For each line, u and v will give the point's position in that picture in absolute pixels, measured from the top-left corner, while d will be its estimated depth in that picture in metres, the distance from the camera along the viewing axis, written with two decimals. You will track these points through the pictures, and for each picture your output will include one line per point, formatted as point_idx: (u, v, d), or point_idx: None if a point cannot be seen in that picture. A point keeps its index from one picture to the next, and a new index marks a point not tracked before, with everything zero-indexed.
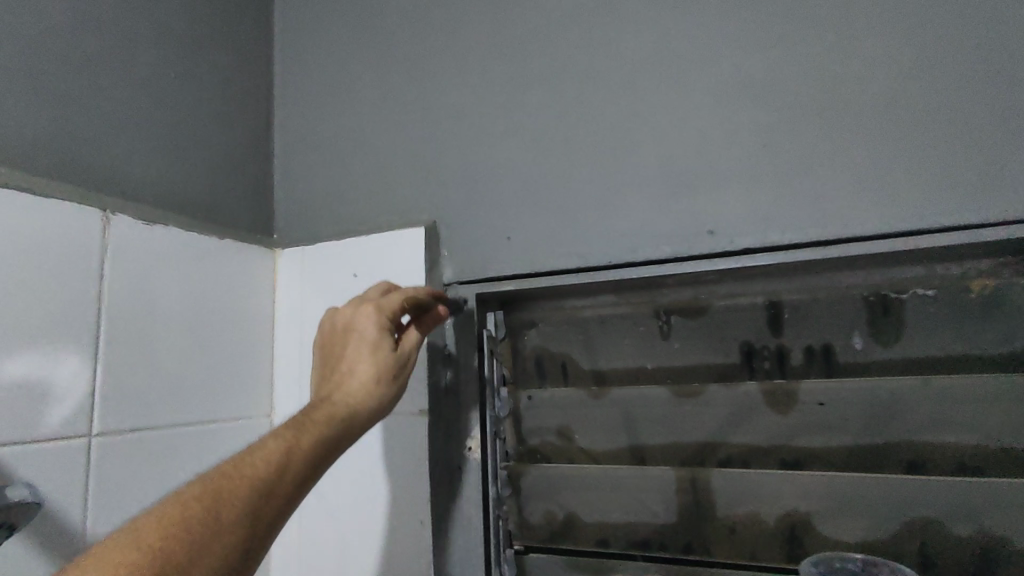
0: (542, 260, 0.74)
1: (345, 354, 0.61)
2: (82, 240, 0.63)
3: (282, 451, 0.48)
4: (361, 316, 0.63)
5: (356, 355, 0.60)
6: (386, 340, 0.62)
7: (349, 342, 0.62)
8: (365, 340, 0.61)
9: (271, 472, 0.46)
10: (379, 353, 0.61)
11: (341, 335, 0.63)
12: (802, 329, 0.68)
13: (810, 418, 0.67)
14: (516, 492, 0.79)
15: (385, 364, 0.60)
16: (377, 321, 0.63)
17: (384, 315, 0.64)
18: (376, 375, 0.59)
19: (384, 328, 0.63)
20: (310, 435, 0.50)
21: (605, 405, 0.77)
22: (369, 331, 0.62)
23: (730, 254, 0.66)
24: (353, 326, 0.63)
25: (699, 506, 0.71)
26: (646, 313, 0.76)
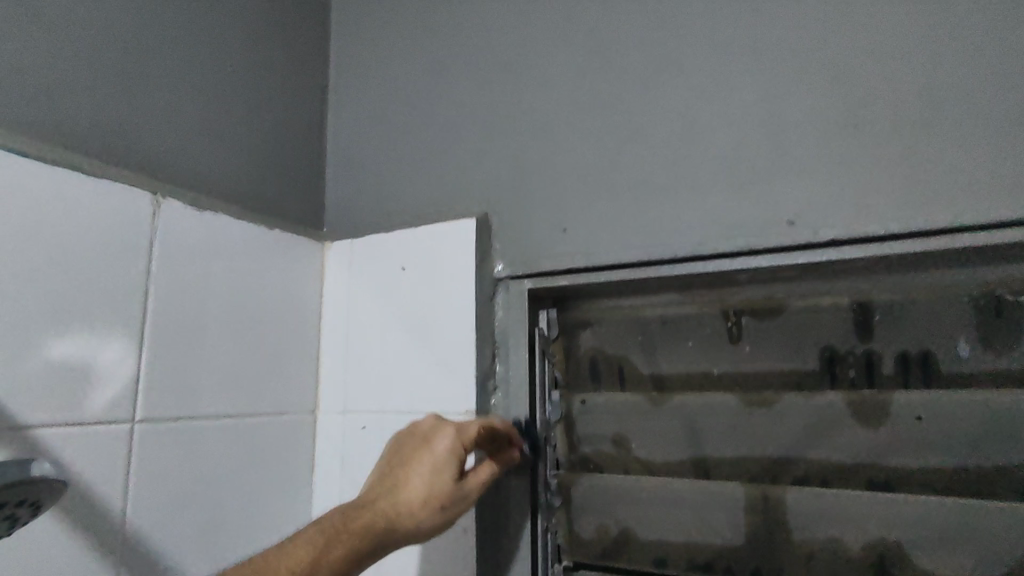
0: (601, 254, 0.69)
1: (404, 464, 0.59)
2: (131, 221, 0.63)
3: (316, 545, 0.49)
4: (434, 430, 0.61)
5: (414, 468, 0.58)
6: (451, 464, 0.58)
7: (412, 457, 0.59)
8: (427, 456, 0.58)
9: (305, 566, 0.48)
10: (437, 471, 0.58)
11: (415, 438, 0.61)
12: (895, 333, 0.61)
13: (903, 434, 0.59)
14: (566, 503, 0.73)
15: (440, 485, 0.57)
16: (450, 438, 0.59)
17: (455, 428, 0.60)
18: (424, 497, 0.56)
19: (452, 440, 0.59)
20: (337, 547, 0.50)
21: (666, 412, 0.70)
22: (437, 444, 0.59)
23: (813, 247, 0.60)
24: (429, 441, 0.60)
25: (772, 528, 0.64)
26: (714, 313, 0.70)
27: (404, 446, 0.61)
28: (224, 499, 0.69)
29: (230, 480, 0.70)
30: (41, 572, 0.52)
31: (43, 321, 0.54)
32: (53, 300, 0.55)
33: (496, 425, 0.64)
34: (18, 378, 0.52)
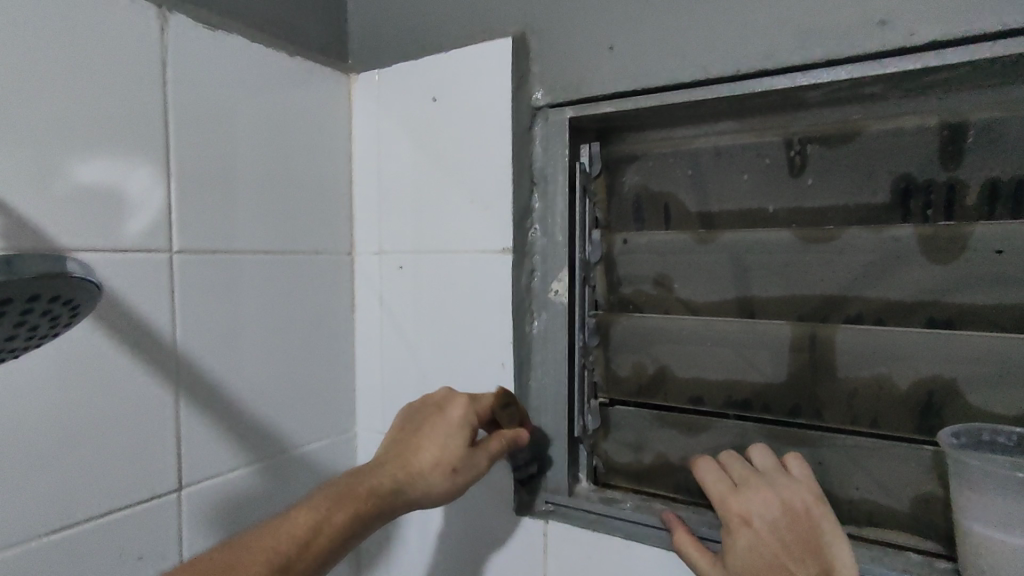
0: (652, 73, 0.62)
1: (420, 429, 0.61)
2: (138, 37, 0.58)
3: (319, 511, 0.51)
4: (450, 399, 0.63)
5: (425, 437, 0.60)
6: (461, 430, 0.60)
7: (427, 418, 0.62)
8: (441, 423, 0.61)
9: (299, 537, 0.49)
10: (445, 443, 0.59)
11: (429, 410, 0.63)
12: (987, 158, 0.54)
13: (977, 270, 0.54)
14: (604, 342, 0.73)
15: (450, 449, 0.59)
16: (461, 410, 0.61)
17: (469, 399, 0.63)
18: (433, 462, 0.58)
19: (467, 411, 0.62)
20: (343, 509, 0.52)
21: (712, 251, 0.67)
22: (449, 415, 0.61)
23: (906, 52, 0.51)
24: (444, 407, 0.62)
25: (817, 367, 0.62)
26: (776, 143, 0.63)
27: (416, 417, 0.63)
28: (268, 330, 0.71)
29: (273, 312, 0.72)
30: (101, 383, 0.55)
31: (62, 142, 0.53)
32: (70, 122, 0.53)
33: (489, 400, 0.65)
34: (47, 199, 0.52)
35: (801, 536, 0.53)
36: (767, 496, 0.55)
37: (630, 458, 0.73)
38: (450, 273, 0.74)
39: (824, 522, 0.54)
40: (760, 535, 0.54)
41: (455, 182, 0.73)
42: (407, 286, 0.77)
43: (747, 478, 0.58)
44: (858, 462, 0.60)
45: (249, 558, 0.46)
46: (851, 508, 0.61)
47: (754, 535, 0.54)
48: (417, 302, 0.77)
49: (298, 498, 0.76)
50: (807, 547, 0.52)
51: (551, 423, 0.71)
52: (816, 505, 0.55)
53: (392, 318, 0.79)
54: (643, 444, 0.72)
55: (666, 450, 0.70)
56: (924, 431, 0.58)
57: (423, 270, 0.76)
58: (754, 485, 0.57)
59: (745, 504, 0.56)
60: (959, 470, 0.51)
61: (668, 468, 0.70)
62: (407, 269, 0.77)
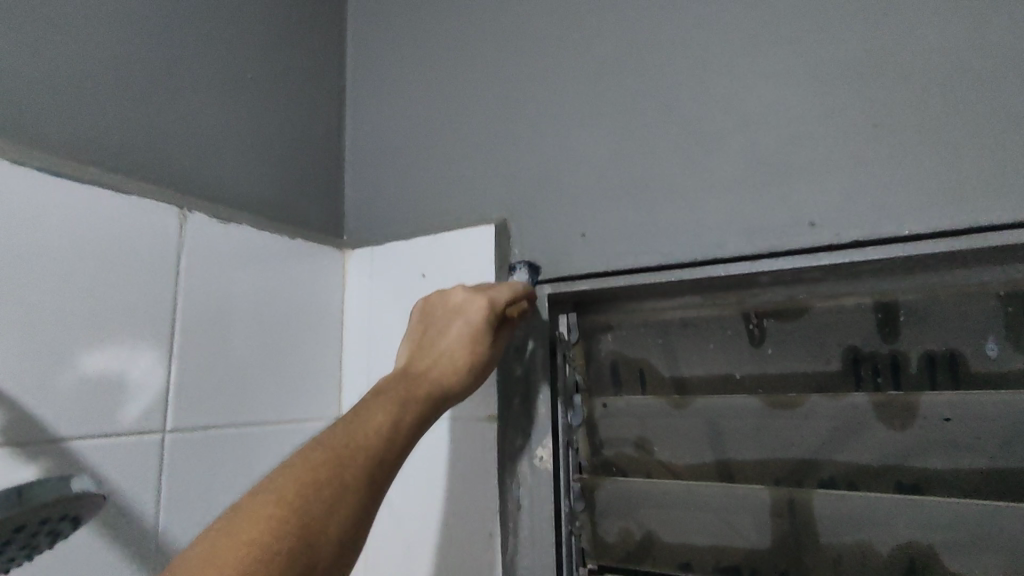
0: (620, 257, 0.70)
1: (441, 336, 0.61)
2: (157, 235, 0.64)
3: (390, 412, 0.50)
4: (467, 300, 0.63)
5: (450, 337, 0.61)
6: (484, 333, 0.62)
7: (447, 319, 0.63)
8: (462, 322, 0.62)
9: (381, 439, 0.48)
10: (470, 341, 0.61)
11: (444, 316, 0.63)
12: (921, 333, 0.60)
13: (931, 436, 0.59)
14: (589, 506, 0.74)
15: (477, 352, 0.61)
16: (469, 337, 0.61)
17: (490, 298, 0.63)
18: (462, 365, 0.60)
19: (485, 305, 0.62)
20: (409, 413, 0.52)
21: (688, 416, 0.70)
22: (456, 347, 0.61)
23: (835, 248, 0.59)
24: (462, 309, 0.63)
25: (799, 531, 0.63)
26: (735, 316, 0.70)
27: (434, 319, 0.64)
28: None
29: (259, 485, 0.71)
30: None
31: (74, 334, 0.56)
32: (85, 315, 0.57)
33: (518, 289, 0.65)
34: (53, 391, 0.54)
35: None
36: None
37: None
38: (437, 440, 0.76)
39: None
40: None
41: None
42: None
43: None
44: None
45: (348, 468, 0.44)
46: None
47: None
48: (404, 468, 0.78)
49: None
50: None
51: None
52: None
53: None
54: None
55: None
56: None
57: None
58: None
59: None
60: None
61: None
62: None
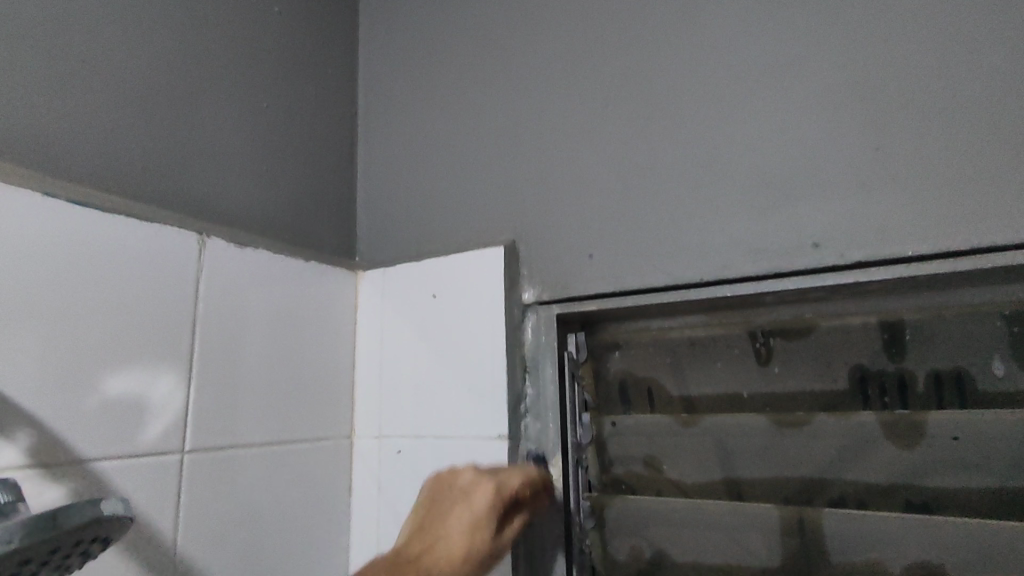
0: (627, 277, 0.71)
1: (444, 518, 0.61)
2: (178, 260, 0.66)
3: None
4: (474, 484, 0.62)
5: (451, 522, 0.60)
6: (487, 522, 0.60)
7: (455, 500, 0.62)
8: (467, 512, 0.60)
9: None
10: (470, 532, 0.59)
11: (454, 494, 0.62)
12: (926, 352, 0.61)
13: (939, 454, 0.59)
14: (600, 525, 0.74)
15: (478, 540, 0.59)
16: (488, 496, 0.60)
17: (495, 484, 0.61)
18: (464, 548, 0.58)
19: (490, 499, 0.60)
20: None
21: (696, 434, 0.71)
22: (476, 500, 0.61)
23: (839, 268, 0.60)
24: (468, 493, 0.62)
25: (810, 550, 0.64)
26: (742, 334, 0.70)
27: (441, 497, 0.63)
28: (267, 523, 0.71)
29: (273, 503, 0.72)
30: None
31: (99, 356, 0.58)
32: (109, 339, 0.59)
33: (529, 475, 0.65)
34: (77, 413, 0.55)
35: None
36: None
37: None
38: (448, 457, 0.77)
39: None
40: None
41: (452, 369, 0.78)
42: (406, 470, 0.79)
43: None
44: None
45: None
46: None
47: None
48: (414, 488, 0.78)
49: None
50: None
51: None
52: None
53: (389, 504, 0.80)
54: None
55: None
56: None
57: (422, 454, 0.78)
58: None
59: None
60: None
61: None
62: (406, 452, 0.80)
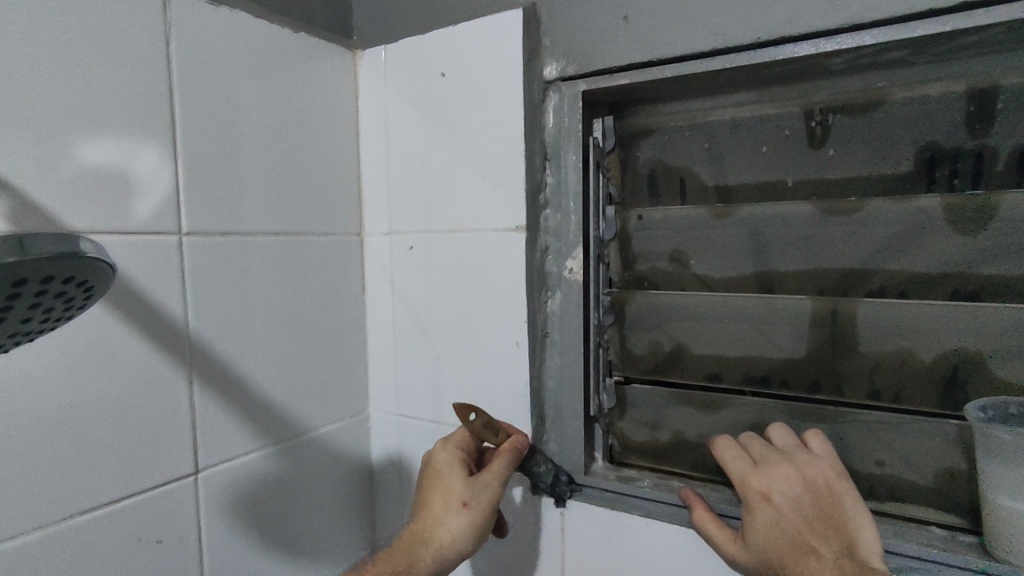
0: (668, 42, 0.60)
1: (419, 488, 0.63)
2: (142, 12, 0.56)
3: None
4: (433, 452, 0.66)
5: (424, 488, 0.62)
6: (453, 469, 0.62)
7: (423, 472, 0.65)
8: (432, 471, 0.63)
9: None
10: (439, 483, 0.62)
11: (422, 468, 0.65)
12: (1018, 124, 0.52)
13: (1008, 239, 0.53)
14: (618, 320, 0.72)
15: (449, 483, 0.61)
16: (442, 449, 0.65)
17: (446, 440, 0.66)
18: (441, 505, 0.60)
19: (448, 451, 0.64)
20: (370, 574, 0.55)
21: (730, 225, 0.65)
22: (437, 459, 0.64)
23: (935, 14, 0.49)
24: (430, 459, 0.65)
25: (838, 341, 0.61)
26: (795, 113, 0.61)
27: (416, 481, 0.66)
28: (280, 313, 0.70)
29: (286, 295, 0.71)
30: (118, 370, 0.55)
31: (66, 118, 0.51)
32: (76, 100, 0.52)
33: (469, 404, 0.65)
34: (54, 181, 0.51)
35: (820, 519, 0.52)
36: (790, 479, 0.54)
37: (646, 437, 0.72)
38: (461, 252, 0.73)
39: (841, 514, 0.53)
40: (782, 511, 0.53)
41: (465, 158, 0.71)
42: (418, 266, 0.77)
43: (772, 458, 0.57)
44: (881, 438, 0.59)
45: None
46: (873, 482, 0.60)
47: (776, 511, 0.54)
48: (428, 283, 0.76)
49: (314, 479, 0.76)
50: (828, 522, 0.52)
51: (567, 402, 0.70)
52: (834, 495, 0.54)
53: (404, 300, 0.79)
54: (659, 423, 0.71)
55: (683, 427, 0.70)
56: (949, 406, 0.57)
57: (434, 250, 0.75)
58: (776, 466, 0.56)
59: (767, 487, 0.55)
60: (988, 441, 0.50)
61: (684, 446, 0.70)
62: (418, 249, 0.76)
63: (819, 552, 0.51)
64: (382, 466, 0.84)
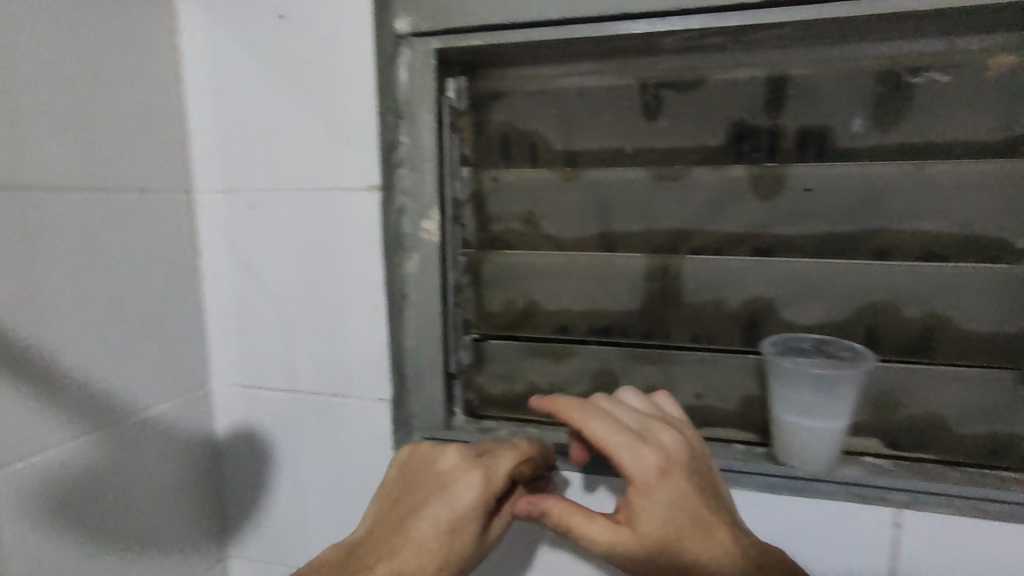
0: (521, 7, 0.61)
1: (406, 532, 0.53)
2: None
3: None
4: (455, 469, 0.55)
5: (416, 529, 0.53)
6: (477, 514, 0.53)
7: (432, 488, 0.55)
8: (440, 504, 0.53)
9: None
10: (446, 534, 0.53)
11: (429, 479, 0.56)
12: (802, 108, 0.62)
13: (793, 205, 0.64)
14: (475, 280, 0.74)
15: (465, 536, 0.53)
16: (472, 490, 0.53)
17: (480, 476, 0.54)
18: (398, 569, 0.51)
19: (469, 496, 0.53)
20: None
21: (576, 188, 0.70)
22: (458, 494, 0.53)
23: (747, 7, 0.56)
24: (450, 481, 0.54)
25: (665, 292, 0.69)
26: (632, 86, 0.67)
27: (422, 483, 0.56)
28: (93, 278, 0.62)
29: (98, 257, 0.63)
30: None
31: None
32: None
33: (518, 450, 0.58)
34: None
35: (712, 482, 0.55)
36: (660, 483, 0.51)
37: (502, 389, 0.76)
38: (309, 212, 0.69)
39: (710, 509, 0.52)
40: (705, 469, 0.55)
41: (310, 112, 0.67)
42: (261, 227, 0.72)
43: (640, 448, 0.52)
44: (699, 374, 0.70)
45: None
46: (692, 412, 0.71)
47: (703, 470, 0.54)
48: (273, 245, 0.71)
49: (146, 462, 0.69)
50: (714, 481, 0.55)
51: (426, 362, 0.71)
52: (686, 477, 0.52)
53: (247, 264, 0.73)
54: (514, 375, 0.75)
55: (536, 377, 0.75)
56: (749, 344, 0.68)
57: (278, 210, 0.70)
58: (643, 471, 0.51)
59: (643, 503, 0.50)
60: (777, 370, 0.60)
61: (536, 396, 0.75)
62: (260, 209, 0.71)
63: (727, 510, 0.54)
64: (227, 441, 0.79)
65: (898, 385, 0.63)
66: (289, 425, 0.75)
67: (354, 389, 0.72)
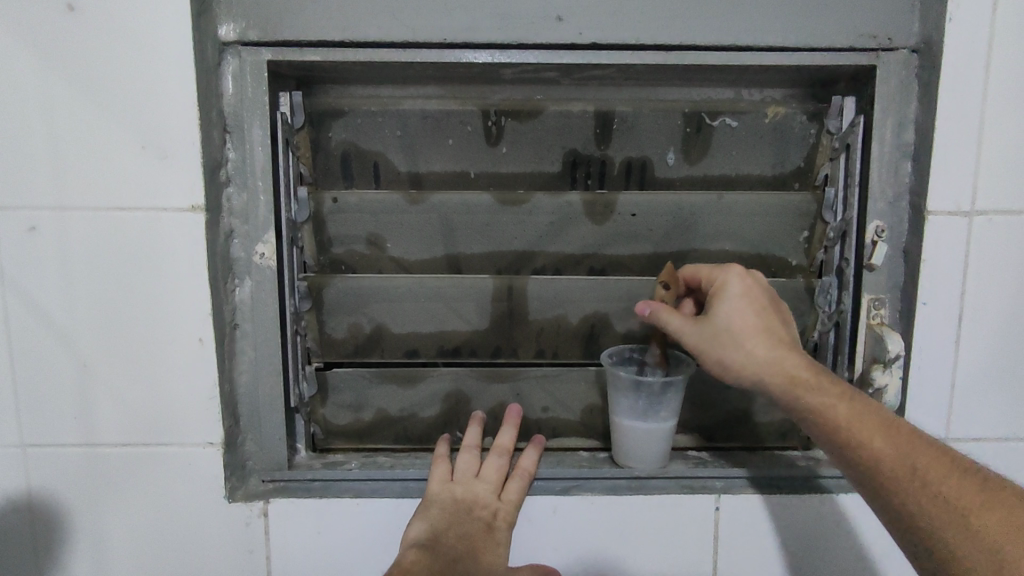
0: (360, 25, 0.60)
1: (476, 509, 0.63)
2: None
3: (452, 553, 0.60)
4: (494, 468, 0.65)
5: (503, 507, 0.64)
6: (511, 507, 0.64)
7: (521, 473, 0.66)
8: (507, 496, 0.64)
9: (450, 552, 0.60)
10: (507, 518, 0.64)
11: (474, 480, 0.65)
12: (625, 141, 0.69)
13: (622, 228, 0.70)
14: (316, 305, 0.70)
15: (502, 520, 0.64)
16: (521, 485, 0.65)
17: (523, 471, 0.65)
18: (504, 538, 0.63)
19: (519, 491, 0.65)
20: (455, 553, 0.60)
21: (423, 211, 0.69)
22: (515, 486, 0.65)
23: (575, 47, 0.61)
24: (492, 477, 0.65)
25: (511, 312, 0.72)
26: (474, 112, 0.68)
27: (468, 480, 0.65)
28: None
29: None
30: None
31: None
32: None
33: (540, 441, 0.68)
34: None
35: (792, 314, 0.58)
36: (748, 329, 0.54)
37: (349, 419, 0.72)
38: (111, 233, 0.60)
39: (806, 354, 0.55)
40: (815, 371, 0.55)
41: (112, 119, 0.59)
42: (46, 252, 0.60)
43: (701, 321, 0.56)
44: (546, 388, 0.73)
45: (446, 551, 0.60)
46: (540, 424, 0.74)
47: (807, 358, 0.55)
48: (63, 274, 0.61)
49: None
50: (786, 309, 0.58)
51: (264, 398, 0.65)
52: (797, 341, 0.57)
53: (25, 298, 0.61)
54: (362, 403, 0.72)
55: (385, 404, 0.72)
56: (588, 355, 0.73)
57: (69, 232, 0.60)
58: (734, 308, 0.55)
59: (738, 369, 0.54)
60: (614, 378, 0.66)
61: (385, 422, 0.73)
62: (44, 232, 0.60)
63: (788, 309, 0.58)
64: None
65: (711, 386, 0.73)
66: (87, 485, 0.64)
67: (174, 435, 0.63)
